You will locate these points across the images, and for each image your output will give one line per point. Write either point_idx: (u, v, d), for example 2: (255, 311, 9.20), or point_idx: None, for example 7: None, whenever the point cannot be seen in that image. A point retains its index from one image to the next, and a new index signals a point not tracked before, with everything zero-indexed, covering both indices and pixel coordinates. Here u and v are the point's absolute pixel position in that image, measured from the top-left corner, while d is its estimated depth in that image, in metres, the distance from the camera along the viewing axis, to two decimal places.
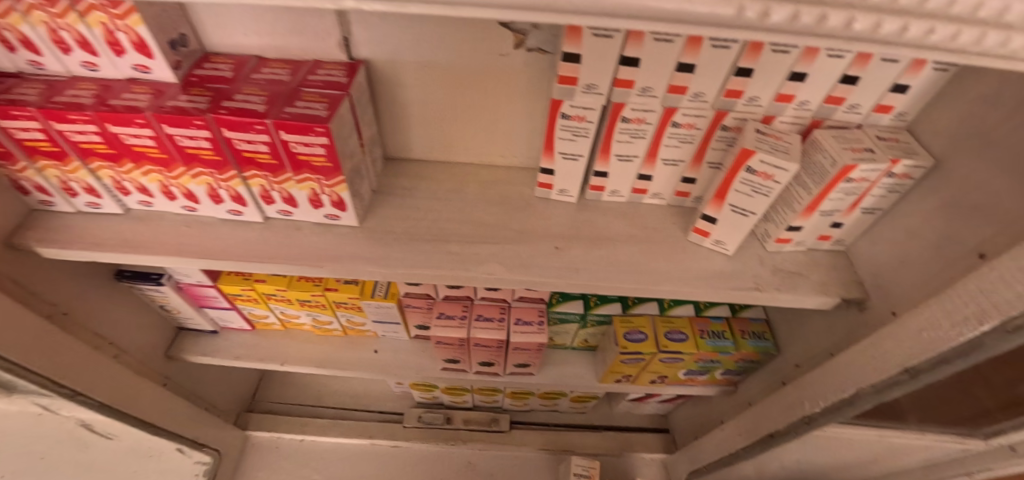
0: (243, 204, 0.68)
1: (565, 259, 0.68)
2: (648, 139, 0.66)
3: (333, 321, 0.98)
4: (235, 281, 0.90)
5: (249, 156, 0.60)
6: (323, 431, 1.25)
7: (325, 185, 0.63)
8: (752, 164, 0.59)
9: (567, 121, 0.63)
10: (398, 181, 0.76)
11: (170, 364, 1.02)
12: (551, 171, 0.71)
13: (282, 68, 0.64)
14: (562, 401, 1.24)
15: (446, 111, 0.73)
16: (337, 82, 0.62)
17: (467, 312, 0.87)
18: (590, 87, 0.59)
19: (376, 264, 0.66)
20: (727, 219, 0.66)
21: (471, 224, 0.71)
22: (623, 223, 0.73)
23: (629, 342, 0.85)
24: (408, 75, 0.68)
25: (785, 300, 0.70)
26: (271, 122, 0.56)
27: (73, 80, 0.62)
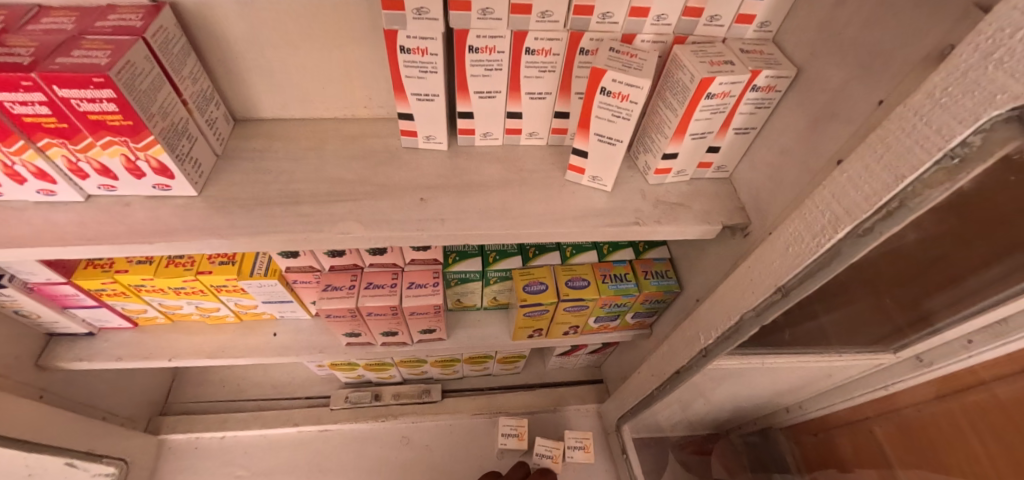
0: (53, 182, 0.59)
1: (430, 210, 0.63)
2: (505, 70, 0.61)
3: (221, 307, 0.90)
4: (93, 274, 0.80)
5: (32, 121, 0.51)
6: (245, 425, 1.19)
7: (137, 150, 0.55)
8: (606, 85, 0.55)
9: (409, 56, 0.57)
10: (248, 144, 0.68)
11: (44, 374, 0.92)
12: (409, 116, 0.64)
13: (66, 16, 0.55)
14: (492, 364, 1.22)
15: (288, 60, 0.65)
16: (130, 26, 0.53)
17: (356, 281, 0.81)
18: (422, 12, 0.53)
19: (214, 236, 0.59)
20: (597, 151, 0.63)
21: (329, 183, 0.64)
22: (498, 168, 0.69)
23: (529, 294, 0.82)
24: (229, 19, 0.59)
25: (667, 232, 0.67)
26: (36, 75, 0.47)
27: None
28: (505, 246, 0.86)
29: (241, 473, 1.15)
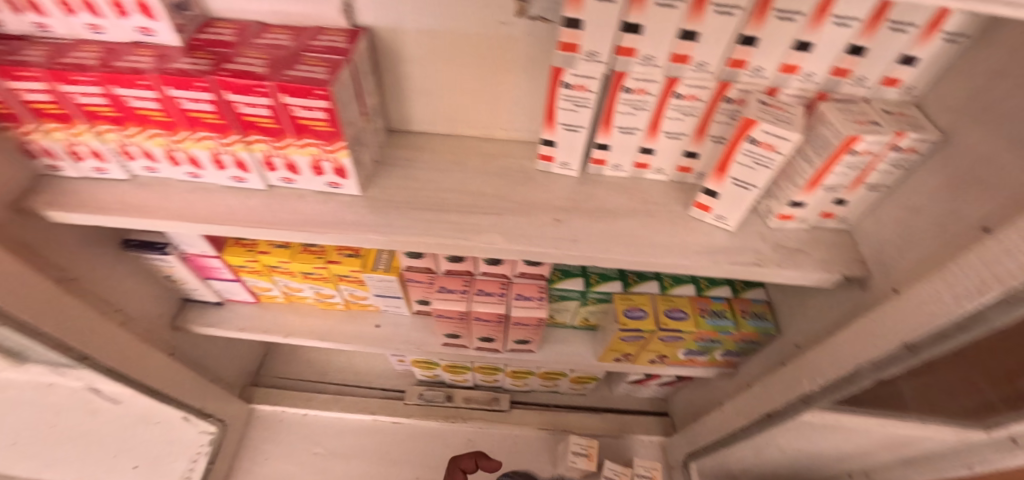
0: (246, 171, 0.68)
1: (565, 230, 0.68)
2: (650, 111, 0.66)
3: (336, 295, 0.98)
4: (239, 252, 0.91)
5: (251, 120, 0.60)
6: (326, 406, 1.28)
7: (327, 151, 0.63)
8: (755, 134, 0.59)
9: (569, 91, 0.63)
10: (401, 153, 0.76)
11: (176, 334, 1.03)
12: (552, 143, 0.70)
13: (284, 34, 0.63)
14: (562, 382, 1.25)
15: (448, 82, 0.73)
16: (338, 47, 0.61)
17: (468, 286, 0.87)
18: (593, 55, 0.59)
19: (375, 232, 0.66)
20: (729, 193, 0.66)
21: (472, 195, 0.71)
22: (624, 197, 0.74)
23: (629, 318, 0.85)
24: (411, 44, 0.68)
25: (786, 276, 0.69)
26: (272, 84, 0.55)
27: (78, 44, 0.63)
28: (607, 270, 0.90)
29: (318, 451, 1.23)
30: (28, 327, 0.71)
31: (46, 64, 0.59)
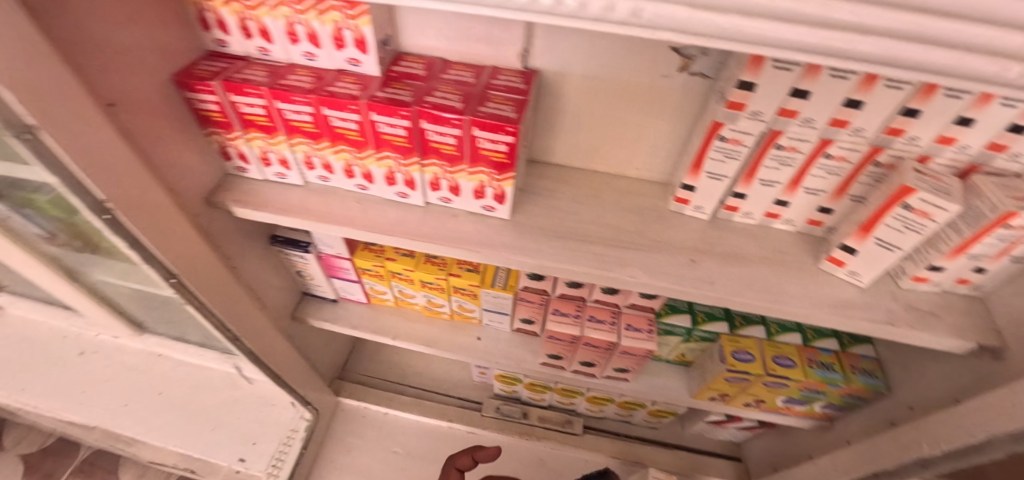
0: (412, 189, 0.75)
1: (701, 271, 0.72)
2: (796, 167, 0.69)
3: (445, 305, 1.05)
4: (368, 256, 0.98)
5: (436, 146, 0.66)
6: (407, 408, 1.35)
7: (494, 179, 0.69)
8: (910, 201, 0.61)
9: (723, 143, 0.68)
10: (542, 183, 0.82)
11: (294, 325, 1.12)
12: (692, 188, 0.75)
13: (466, 71, 0.70)
14: (638, 413, 1.26)
15: (595, 122, 0.79)
16: (517, 87, 0.67)
17: (580, 311, 0.92)
18: (757, 114, 0.63)
19: (525, 255, 0.72)
20: (869, 252, 0.69)
21: (612, 229, 0.76)
22: (754, 244, 0.77)
23: (737, 361, 0.88)
24: (571, 87, 0.74)
25: (918, 338, 0.70)
26: (468, 118, 0.61)
27: (290, 66, 0.71)
28: (713, 309, 0.93)
29: (397, 449, 1.30)
30: (204, 307, 0.81)
31: (269, 84, 0.67)
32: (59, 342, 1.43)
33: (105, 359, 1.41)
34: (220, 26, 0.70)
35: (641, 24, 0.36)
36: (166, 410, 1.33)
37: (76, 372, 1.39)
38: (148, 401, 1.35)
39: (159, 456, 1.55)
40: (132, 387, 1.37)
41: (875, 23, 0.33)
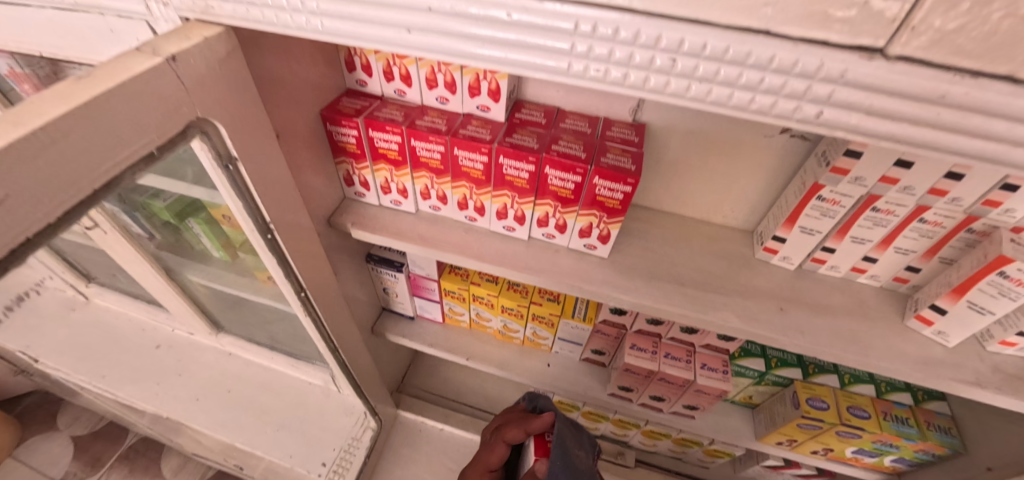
0: (520, 224, 0.81)
1: (791, 320, 0.76)
2: (889, 228, 0.73)
3: (520, 330, 1.10)
4: (454, 279, 1.04)
5: (554, 189, 0.73)
6: (462, 426, 1.42)
7: (603, 221, 0.75)
8: (1007, 269, 0.64)
9: (821, 203, 0.73)
10: (634, 224, 0.89)
11: (373, 337, 1.19)
12: (783, 240, 0.80)
13: (581, 121, 0.78)
14: (692, 451, 1.27)
15: (690, 172, 0.85)
16: (630, 139, 0.74)
17: (656, 348, 0.96)
18: (858, 179, 0.68)
19: (623, 292, 0.77)
20: (960, 314, 0.71)
21: (704, 273, 0.81)
22: (840, 297, 0.81)
23: (812, 408, 0.90)
24: (674, 140, 0.81)
25: (1006, 402, 0.72)
26: (592, 168, 0.68)
27: (422, 108, 0.79)
28: (786, 356, 0.96)
29: (451, 465, 1.35)
30: (318, 319, 0.88)
31: (407, 124, 0.75)
32: (133, 333, 1.46)
33: (180, 354, 1.44)
34: (365, 69, 0.79)
35: (819, 123, 0.39)
36: (236, 407, 1.33)
37: (150, 363, 1.41)
38: (219, 396, 1.36)
39: (200, 449, 1.63)
40: (204, 383, 1.38)
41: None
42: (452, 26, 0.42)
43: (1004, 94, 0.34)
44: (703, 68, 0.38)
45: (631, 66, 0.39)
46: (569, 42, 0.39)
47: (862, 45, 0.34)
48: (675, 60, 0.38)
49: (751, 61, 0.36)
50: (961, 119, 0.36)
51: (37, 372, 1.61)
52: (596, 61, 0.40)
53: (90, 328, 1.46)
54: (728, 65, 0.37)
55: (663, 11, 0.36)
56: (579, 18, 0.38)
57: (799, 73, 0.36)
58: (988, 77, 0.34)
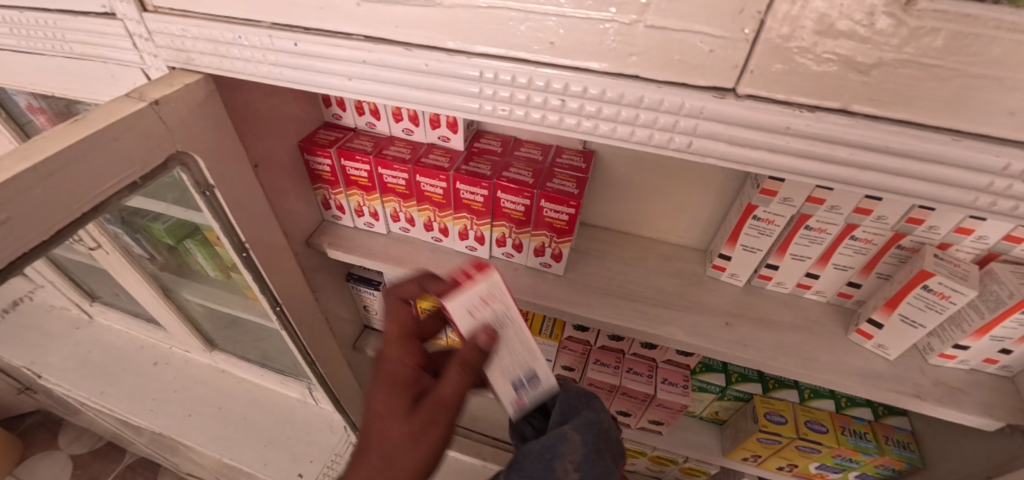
0: (481, 244, 0.87)
1: (736, 334, 0.80)
2: (824, 246, 0.77)
3: None
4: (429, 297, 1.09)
5: (507, 211, 0.79)
6: None
7: (554, 241, 0.81)
8: (930, 284, 0.68)
9: (757, 222, 0.78)
10: (592, 244, 0.94)
11: (354, 353, 1.23)
12: (728, 257, 0.84)
13: (535, 149, 0.84)
14: (670, 469, 1.28)
15: (642, 194, 0.90)
16: (578, 166, 0.80)
17: (619, 363, 1.01)
18: (787, 200, 0.73)
19: (576, 307, 0.82)
20: (895, 327, 0.75)
21: (655, 290, 0.86)
22: (787, 312, 0.84)
23: (769, 422, 0.93)
24: (625, 164, 0.87)
25: (947, 414, 0.74)
26: (538, 192, 0.74)
27: (391, 138, 0.87)
28: (747, 371, 0.99)
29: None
30: (295, 334, 0.93)
31: (375, 153, 0.82)
32: (132, 351, 1.54)
33: (175, 371, 1.51)
34: (340, 104, 0.87)
35: (691, 152, 0.45)
36: (226, 423, 1.38)
37: (147, 379, 1.48)
38: (210, 413, 1.41)
39: (192, 466, 1.68)
40: (196, 400, 1.44)
41: (869, 161, 0.41)
42: (386, 75, 0.50)
43: (839, 126, 0.39)
44: (587, 107, 0.44)
45: (530, 105, 0.46)
46: (478, 86, 0.46)
47: (716, 86, 0.40)
48: (564, 100, 0.45)
49: (625, 100, 0.43)
50: (809, 146, 0.41)
51: (41, 390, 1.69)
52: (501, 102, 0.47)
53: (93, 346, 1.54)
54: (608, 104, 0.44)
55: (550, 61, 0.43)
56: (483, 67, 0.45)
57: (666, 110, 0.42)
58: (825, 110, 0.39)
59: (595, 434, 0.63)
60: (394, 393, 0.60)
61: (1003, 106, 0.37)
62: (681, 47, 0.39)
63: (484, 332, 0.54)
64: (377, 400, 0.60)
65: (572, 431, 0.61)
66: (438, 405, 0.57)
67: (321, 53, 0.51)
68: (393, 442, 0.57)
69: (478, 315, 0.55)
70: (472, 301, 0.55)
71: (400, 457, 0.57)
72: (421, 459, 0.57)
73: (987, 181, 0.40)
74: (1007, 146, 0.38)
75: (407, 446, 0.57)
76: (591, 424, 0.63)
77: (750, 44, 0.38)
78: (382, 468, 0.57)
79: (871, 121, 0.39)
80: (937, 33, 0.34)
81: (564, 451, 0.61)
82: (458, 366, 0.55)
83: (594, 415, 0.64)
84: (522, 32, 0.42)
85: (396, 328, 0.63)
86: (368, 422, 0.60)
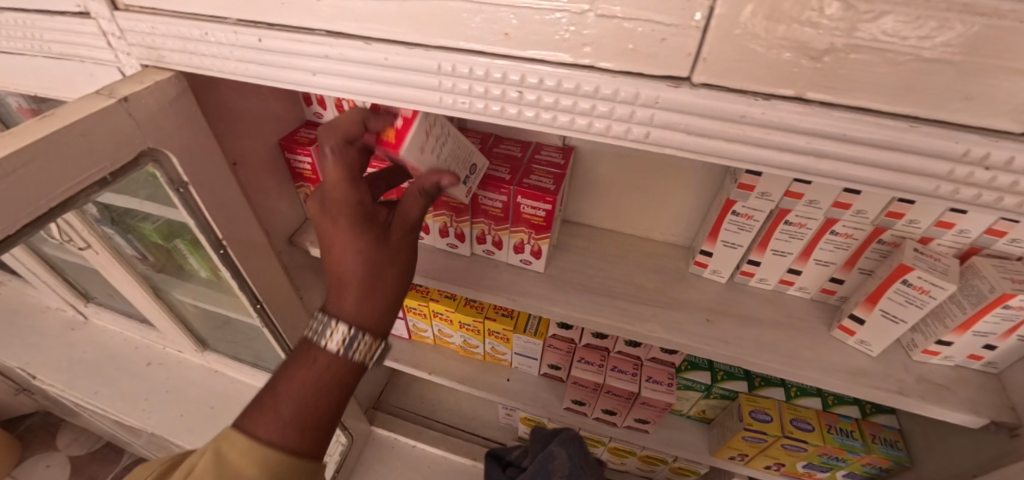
0: (462, 241, 0.87)
1: (716, 331, 0.79)
2: (805, 241, 0.76)
3: (479, 346, 1.13)
4: (415, 296, 1.09)
5: (485, 208, 0.79)
6: (434, 443, 1.43)
7: (533, 238, 0.80)
8: (909, 278, 0.68)
9: (736, 217, 0.77)
10: (574, 241, 0.94)
11: None
12: (709, 253, 0.84)
13: (515, 146, 0.84)
14: (660, 469, 1.27)
15: (623, 191, 0.90)
16: (556, 162, 0.80)
17: (604, 361, 1.00)
18: (765, 195, 0.73)
19: (555, 304, 0.81)
20: (876, 323, 0.74)
21: (636, 287, 0.85)
22: (769, 309, 0.83)
23: (754, 420, 0.92)
24: (605, 160, 0.87)
25: (931, 411, 0.73)
26: (514, 188, 0.74)
27: None
28: (733, 369, 0.98)
29: None
30: (277, 331, 0.95)
31: None
32: (126, 351, 1.54)
33: (168, 371, 1.51)
34: (320, 102, 0.87)
35: (649, 142, 0.44)
36: (219, 423, 1.39)
37: (140, 379, 1.48)
38: (202, 413, 1.41)
39: None
40: (189, 400, 1.44)
41: (827, 150, 0.41)
42: (349, 69, 0.50)
43: (794, 114, 0.39)
44: (545, 99, 0.44)
45: (489, 98, 0.46)
46: (437, 79, 0.47)
47: (671, 75, 0.40)
48: (521, 92, 0.45)
49: (581, 91, 0.43)
50: (766, 135, 0.41)
51: (38, 391, 1.69)
52: (460, 94, 0.47)
53: (87, 347, 1.54)
54: (565, 95, 0.43)
55: (506, 52, 0.43)
56: (441, 59, 0.45)
57: (622, 100, 0.42)
58: (779, 98, 0.39)
59: (575, 447, 1.06)
60: (357, 231, 0.59)
61: (959, 91, 0.36)
62: (633, 36, 0.39)
63: (446, 176, 0.59)
64: (340, 240, 0.59)
65: (556, 444, 1.06)
66: (408, 225, 0.61)
67: (284, 48, 0.51)
68: (377, 268, 0.59)
69: (428, 148, 0.61)
70: (421, 137, 0.60)
71: (389, 278, 0.60)
72: (405, 272, 0.62)
73: (947, 168, 0.40)
74: (965, 132, 0.38)
75: (385, 277, 0.60)
76: (571, 442, 1.06)
77: (701, 32, 0.37)
78: (371, 292, 0.60)
79: (827, 108, 0.39)
80: (885, 17, 0.34)
81: (554, 459, 1.05)
82: (420, 192, 0.60)
83: (573, 434, 1.08)
84: (477, 23, 0.42)
85: (338, 167, 0.58)
86: (336, 261, 0.60)
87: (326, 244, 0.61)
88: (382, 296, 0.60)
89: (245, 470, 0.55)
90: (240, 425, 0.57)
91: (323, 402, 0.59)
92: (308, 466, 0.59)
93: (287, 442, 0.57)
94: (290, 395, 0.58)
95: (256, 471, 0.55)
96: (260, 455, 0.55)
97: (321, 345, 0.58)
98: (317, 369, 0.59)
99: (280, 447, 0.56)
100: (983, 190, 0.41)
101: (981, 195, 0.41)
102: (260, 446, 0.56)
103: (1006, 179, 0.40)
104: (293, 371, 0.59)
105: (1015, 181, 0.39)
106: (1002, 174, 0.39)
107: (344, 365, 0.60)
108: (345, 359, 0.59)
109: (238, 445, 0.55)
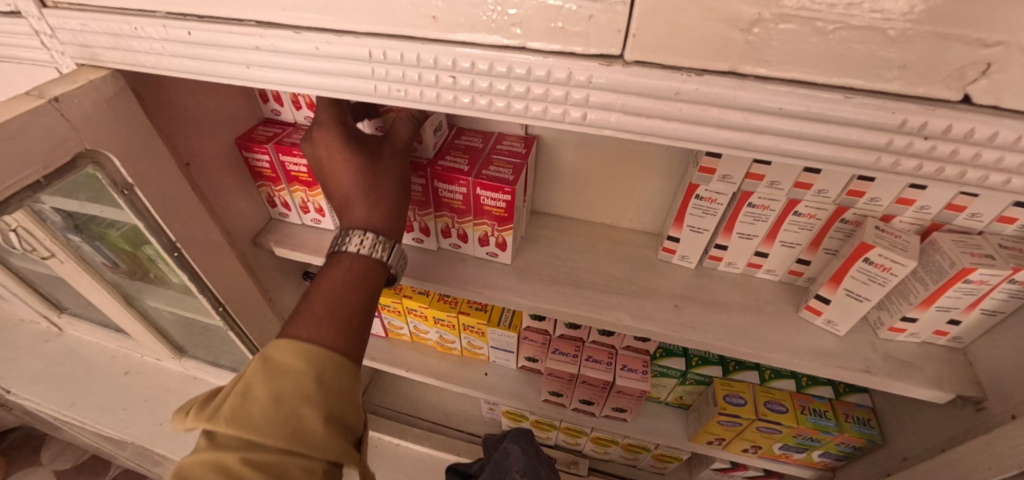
0: (427, 235, 0.86)
1: (684, 316, 0.79)
2: (769, 223, 0.76)
3: (456, 341, 1.12)
4: (388, 293, 1.07)
5: (447, 201, 0.78)
6: (418, 440, 1.42)
7: (496, 230, 0.79)
8: (871, 256, 0.67)
9: (700, 201, 0.77)
10: (542, 231, 0.93)
11: None
12: (676, 239, 0.84)
13: (476, 137, 0.83)
14: (643, 457, 1.28)
15: (589, 178, 0.89)
16: (517, 151, 0.80)
17: (578, 351, 1.00)
18: (726, 178, 0.72)
19: (523, 295, 0.80)
20: (841, 302, 0.74)
21: (604, 276, 0.84)
22: (737, 292, 0.83)
23: (728, 404, 0.92)
24: (568, 148, 0.86)
25: (897, 388, 0.73)
26: (472, 179, 0.73)
27: None
28: (707, 354, 0.98)
29: None
30: (242, 333, 0.95)
31: None
32: (104, 361, 1.51)
33: (147, 380, 1.49)
34: (276, 99, 0.85)
35: (587, 124, 0.44)
36: None
37: (117, 389, 1.46)
38: None
39: None
40: (168, 407, 1.43)
41: (766, 125, 0.40)
42: (281, 61, 0.48)
43: (728, 89, 0.38)
44: (480, 83, 0.43)
45: (423, 84, 0.45)
46: (370, 67, 0.45)
47: (604, 53, 0.39)
48: (455, 77, 0.44)
49: (514, 74, 0.42)
50: (703, 112, 0.40)
51: (17, 406, 1.66)
52: (395, 82, 0.46)
53: (63, 359, 1.51)
54: (499, 79, 0.43)
55: (436, 36, 0.42)
56: (371, 45, 0.44)
57: (556, 82, 0.41)
58: (713, 73, 0.38)
59: (528, 442, 1.07)
60: (352, 152, 0.67)
61: (891, 59, 0.35)
62: (561, 14, 0.38)
63: None
64: (340, 162, 0.67)
65: (508, 442, 1.08)
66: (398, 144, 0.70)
67: (215, 40, 0.49)
68: (377, 177, 0.67)
69: None
70: None
71: (390, 188, 0.68)
72: (401, 181, 0.69)
73: (887, 139, 0.39)
74: (900, 102, 0.37)
75: (383, 182, 0.68)
76: (524, 438, 1.08)
77: (628, 7, 0.36)
78: (377, 203, 0.67)
79: (761, 82, 0.38)
80: None
81: (507, 457, 1.06)
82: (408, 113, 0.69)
83: (524, 433, 1.09)
84: (405, 7, 0.41)
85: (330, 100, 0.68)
86: (341, 181, 0.68)
87: (329, 171, 0.69)
88: (384, 201, 0.68)
89: (291, 366, 0.57)
90: (283, 334, 0.60)
91: (353, 299, 0.63)
92: (349, 362, 0.60)
93: (327, 334, 0.60)
94: (323, 295, 0.62)
95: (303, 363, 0.57)
96: (304, 347, 0.58)
97: (345, 249, 0.65)
98: (343, 269, 0.65)
99: (320, 343, 0.59)
100: (924, 160, 0.40)
101: (923, 166, 0.41)
102: (303, 342, 0.58)
103: (946, 147, 0.39)
104: (321, 279, 0.64)
105: (954, 149, 0.39)
106: (941, 143, 0.39)
107: (366, 265, 0.65)
108: (368, 258, 0.66)
109: (284, 346, 0.58)
